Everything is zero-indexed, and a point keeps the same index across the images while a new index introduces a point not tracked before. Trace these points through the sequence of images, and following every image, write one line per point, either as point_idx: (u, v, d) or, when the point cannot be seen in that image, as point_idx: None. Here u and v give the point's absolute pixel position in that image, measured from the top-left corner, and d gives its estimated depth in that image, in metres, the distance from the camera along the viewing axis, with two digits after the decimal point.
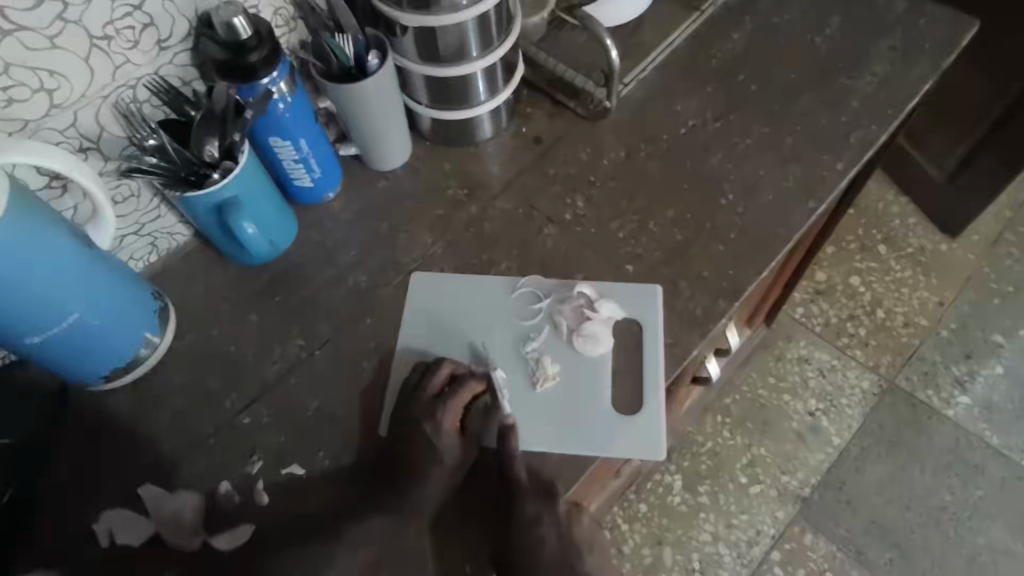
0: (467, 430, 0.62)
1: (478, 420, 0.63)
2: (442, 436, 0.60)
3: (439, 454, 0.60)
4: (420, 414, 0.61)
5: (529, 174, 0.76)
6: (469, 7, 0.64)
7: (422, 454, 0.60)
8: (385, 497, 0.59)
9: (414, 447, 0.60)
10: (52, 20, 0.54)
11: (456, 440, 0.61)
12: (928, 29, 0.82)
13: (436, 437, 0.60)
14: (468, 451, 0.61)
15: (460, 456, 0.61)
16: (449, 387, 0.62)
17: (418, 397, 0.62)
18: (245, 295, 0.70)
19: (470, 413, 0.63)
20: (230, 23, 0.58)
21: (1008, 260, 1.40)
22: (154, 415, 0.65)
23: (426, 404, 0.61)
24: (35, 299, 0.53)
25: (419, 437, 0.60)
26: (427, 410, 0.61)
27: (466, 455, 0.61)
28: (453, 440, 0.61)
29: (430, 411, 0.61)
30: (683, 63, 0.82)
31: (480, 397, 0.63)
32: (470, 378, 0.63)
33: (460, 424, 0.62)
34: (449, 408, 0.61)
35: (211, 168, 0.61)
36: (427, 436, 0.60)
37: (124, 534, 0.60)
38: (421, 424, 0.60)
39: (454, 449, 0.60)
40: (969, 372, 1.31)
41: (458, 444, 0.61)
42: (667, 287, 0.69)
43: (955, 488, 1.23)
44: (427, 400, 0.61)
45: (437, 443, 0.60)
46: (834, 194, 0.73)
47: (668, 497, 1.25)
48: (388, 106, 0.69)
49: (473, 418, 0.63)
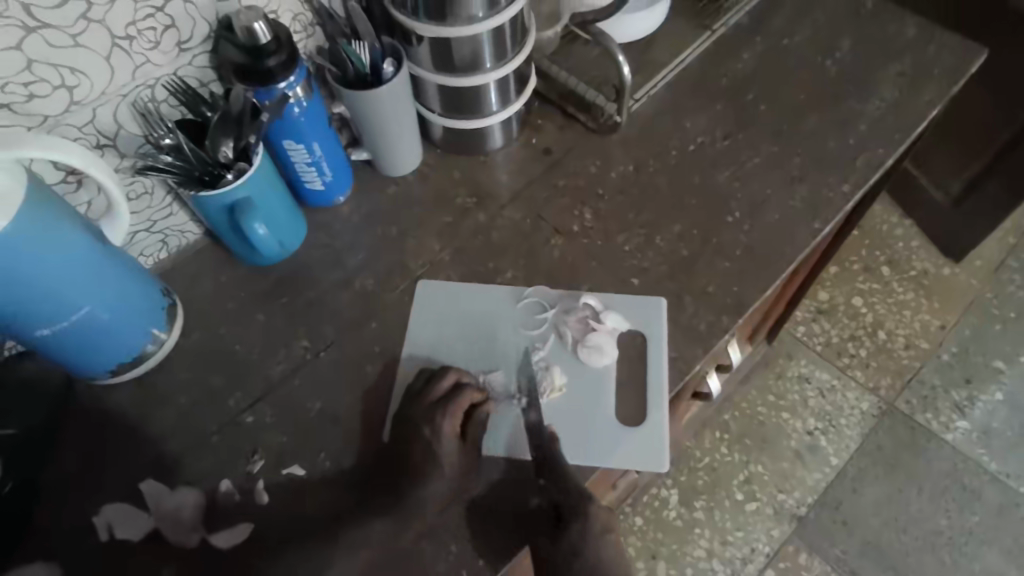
0: (468, 436, 0.62)
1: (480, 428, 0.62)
2: (441, 440, 0.60)
3: (438, 457, 0.60)
4: (419, 417, 0.62)
5: (537, 185, 0.77)
6: (485, 20, 0.65)
7: (421, 456, 0.60)
8: (382, 499, 0.59)
9: (414, 448, 0.60)
10: (77, 18, 0.55)
11: (456, 444, 0.61)
12: (936, 56, 0.83)
13: (435, 441, 0.60)
14: (467, 456, 0.61)
15: (458, 461, 0.60)
16: (451, 393, 0.63)
17: (420, 402, 0.62)
18: (252, 295, 0.71)
19: (473, 419, 0.62)
20: (250, 27, 0.58)
21: (1010, 286, 1.40)
22: (157, 410, 0.65)
23: (426, 408, 0.62)
24: (49, 294, 0.54)
25: (419, 440, 0.61)
26: (427, 414, 0.61)
27: (467, 462, 0.61)
28: (453, 445, 0.61)
29: (430, 416, 0.61)
30: (693, 80, 0.83)
31: (481, 405, 0.63)
32: (471, 386, 0.63)
33: (461, 430, 0.62)
34: (449, 412, 0.61)
35: (225, 169, 0.62)
36: (426, 438, 0.60)
37: (124, 528, 0.60)
38: (421, 427, 0.61)
39: (453, 454, 0.61)
40: (969, 397, 1.31)
41: (457, 449, 0.61)
42: (672, 301, 0.69)
43: (952, 513, 1.23)
44: (428, 404, 0.62)
45: (438, 447, 0.60)
46: (839, 216, 0.74)
47: (664, 512, 1.25)
48: (401, 112, 0.70)
49: (474, 427, 0.62)
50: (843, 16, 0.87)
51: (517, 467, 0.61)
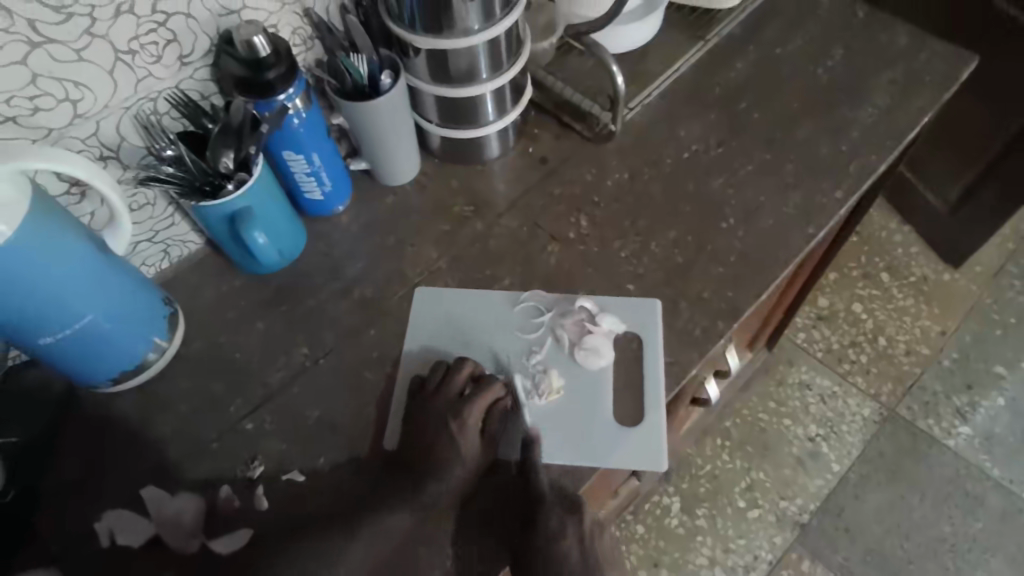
0: (488, 431, 0.63)
1: (498, 424, 0.63)
2: (465, 432, 0.62)
3: (455, 451, 0.61)
4: (434, 414, 0.63)
5: (534, 194, 0.78)
6: (481, 32, 0.67)
7: (446, 452, 0.61)
8: (382, 497, 0.60)
9: (438, 439, 0.61)
10: (80, 34, 0.56)
11: (478, 437, 0.62)
12: (927, 64, 0.84)
13: (460, 436, 0.61)
14: (486, 449, 0.62)
15: (478, 451, 0.62)
16: (474, 388, 0.64)
17: (435, 399, 0.63)
18: (252, 304, 0.72)
19: (492, 416, 0.63)
20: (250, 41, 0.60)
21: (1010, 292, 1.40)
22: (159, 417, 0.66)
23: (442, 404, 0.63)
24: (54, 301, 0.55)
25: (444, 435, 0.62)
26: (453, 409, 0.62)
27: (484, 455, 0.62)
28: (475, 438, 0.62)
29: (456, 410, 0.62)
30: (688, 90, 0.84)
31: (499, 402, 0.64)
32: (493, 381, 0.64)
33: (483, 423, 0.63)
34: (474, 406, 0.63)
35: (225, 179, 0.63)
36: (451, 434, 0.62)
37: (125, 534, 0.61)
38: (446, 422, 0.62)
39: (473, 443, 0.62)
40: (970, 403, 1.31)
41: (479, 442, 0.62)
42: (667, 306, 0.70)
43: (955, 518, 1.23)
44: (451, 400, 0.63)
45: (462, 440, 0.61)
46: (833, 222, 0.75)
47: (666, 520, 1.25)
48: (399, 122, 0.71)
49: (494, 421, 0.63)
50: (836, 25, 0.88)
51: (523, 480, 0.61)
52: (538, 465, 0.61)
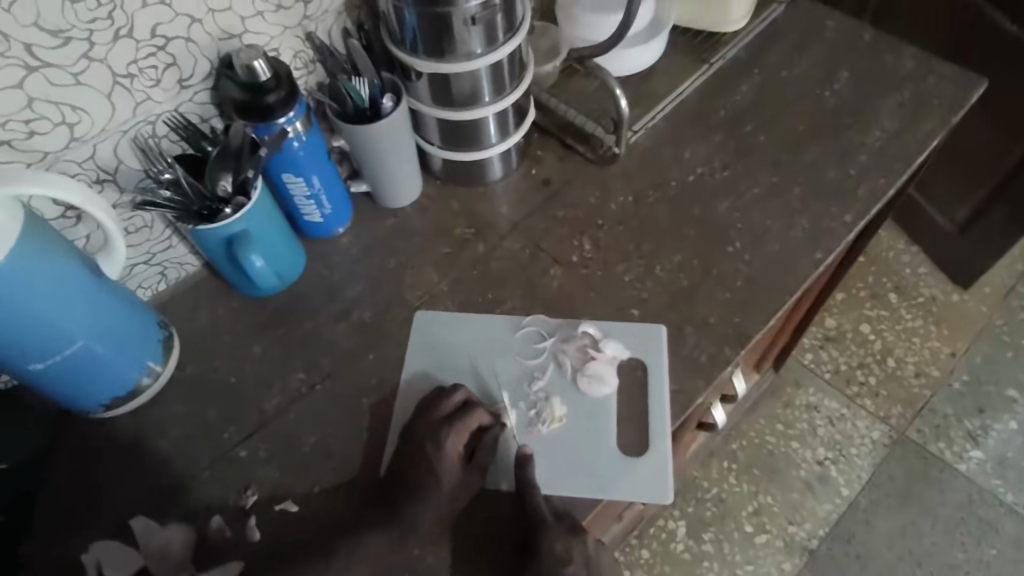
0: (473, 457, 0.61)
1: (486, 452, 0.61)
2: (444, 457, 0.60)
3: (437, 476, 0.59)
4: (425, 434, 0.61)
5: (537, 216, 0.77)
6: (484, 56, 0.66)
7: (425, 474, 0.59)
8: (374, 514, 0.59)
9: (418, 464, 0.60)
10: (78, 57, 0.56)
11: (459, 464, 0.60)
12: (935, 86, 0.83)
13: (438, 457, 0.60)
14: (469, 477, 0.60)
15: (458, 478, 0.60)
16: (459, 411, 0.62)
17: (427, 417, 0.62)
18: (249, 327, 0.71)
19: (478, 443, 0.62)
20: (250, 65, 0.60)
21: (1021, 313, 1.38)
22: (151, 444, 0.65)
23: (434, 423, 0.61)
24: (45, 327, 0.54)
25: (424, 459, 0.60)
26: (433, 430, 0.61)
27: (468, 483, 0.60)
28: (456, 462, 0.60)
29: (436, 433, 0.61)
30: (692, 113, 0.83)
31: (489, 428, 0.62)
32: (481, 407, 0.62)
33: (465, 448, 0.61)
34: (455, 431, 0.61)
35: (223, 203, 0.62)
36: (430, 455, 0.60)
37: (113, 566, 0.59)
38: (425, 443, 0.60)
39: (453, 473, 0.60)
40: (982, 426, 1.28)
41: (460, 470, 0.60)
42: (672, 331, 0.68)
43: (969, 546, 1.20)
44: (435, 420, 0.62)
45: (441, 465, 0.59)
46: (842, 246, 0.73)
47: (671, 544, 1.22)
48: (400, 145, 0.70)
49: (484, 450, 0.61)
50: (842, 48, 0.87)
51: (520, 502, 0.59)
52: (533, 488, 0.59)
